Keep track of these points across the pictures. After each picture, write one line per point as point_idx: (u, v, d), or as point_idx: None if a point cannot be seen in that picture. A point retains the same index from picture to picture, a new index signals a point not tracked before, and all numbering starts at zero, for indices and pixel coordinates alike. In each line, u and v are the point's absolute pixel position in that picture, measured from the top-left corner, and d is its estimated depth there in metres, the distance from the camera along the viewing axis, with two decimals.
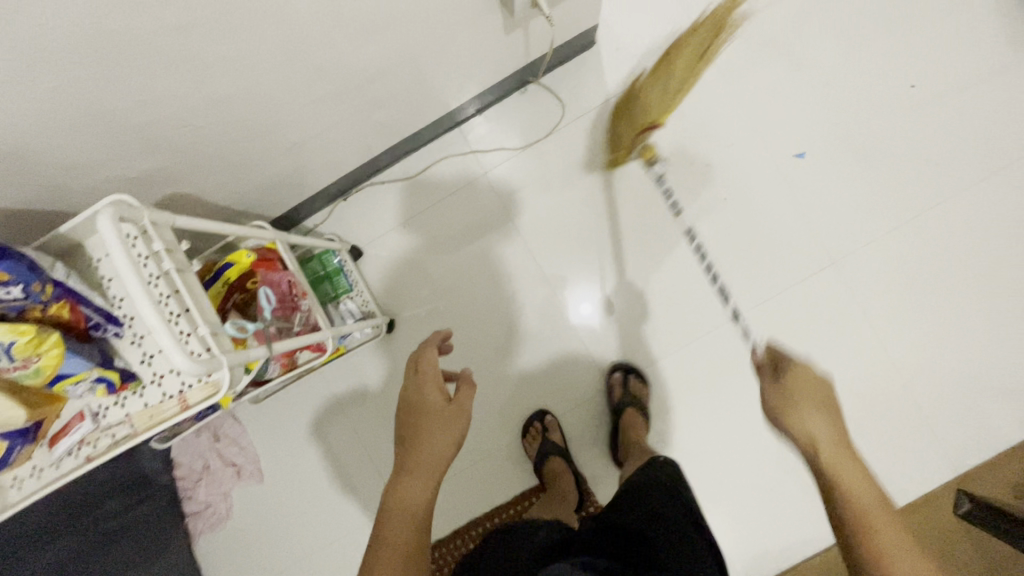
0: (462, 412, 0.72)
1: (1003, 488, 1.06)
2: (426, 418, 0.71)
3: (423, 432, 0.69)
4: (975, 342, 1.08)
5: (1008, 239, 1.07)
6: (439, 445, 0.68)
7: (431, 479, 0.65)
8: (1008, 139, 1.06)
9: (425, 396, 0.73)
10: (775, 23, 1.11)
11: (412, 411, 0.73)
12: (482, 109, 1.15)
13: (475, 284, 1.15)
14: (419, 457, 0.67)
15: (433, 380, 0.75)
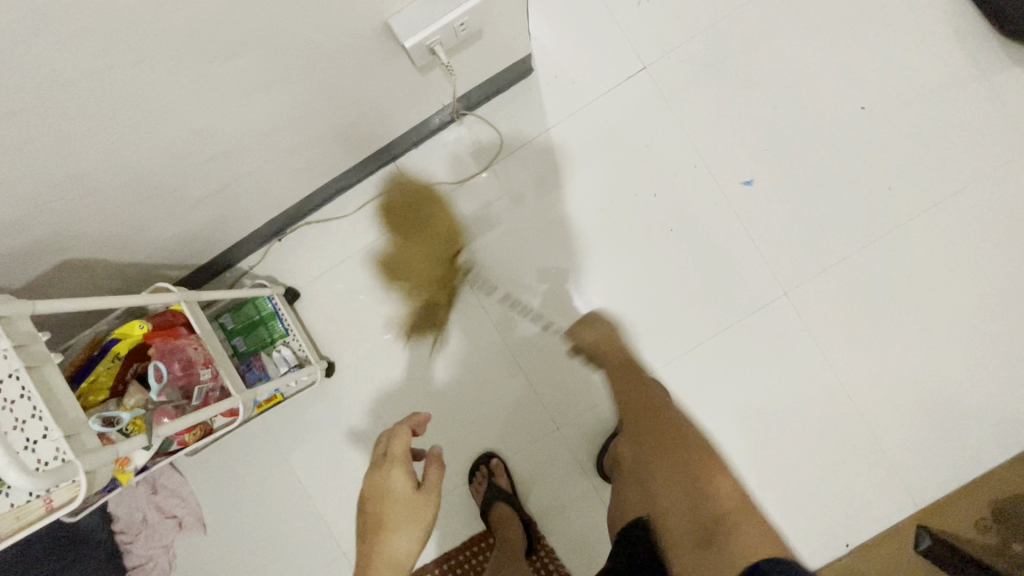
0: (428, 501, 0.70)
1: (966, 521, 1.04)
2: (394, 510, 0.69)
3: (386, 531, 0.67)
4: (932, 372, 1.05)
5: (964, 265, 1.04)
6: (405, 541, 0.67)
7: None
8: (963, 161, 1.03)
9: (391, 487, 0.71)
10: (723, 41, 1.06)
11: (376, 498, 0.70)
12: (461, 112, 1.08)
13: (470, 308, 1.11)
14: (385, 557, 0.66)
15: (401, 465, 0.72)
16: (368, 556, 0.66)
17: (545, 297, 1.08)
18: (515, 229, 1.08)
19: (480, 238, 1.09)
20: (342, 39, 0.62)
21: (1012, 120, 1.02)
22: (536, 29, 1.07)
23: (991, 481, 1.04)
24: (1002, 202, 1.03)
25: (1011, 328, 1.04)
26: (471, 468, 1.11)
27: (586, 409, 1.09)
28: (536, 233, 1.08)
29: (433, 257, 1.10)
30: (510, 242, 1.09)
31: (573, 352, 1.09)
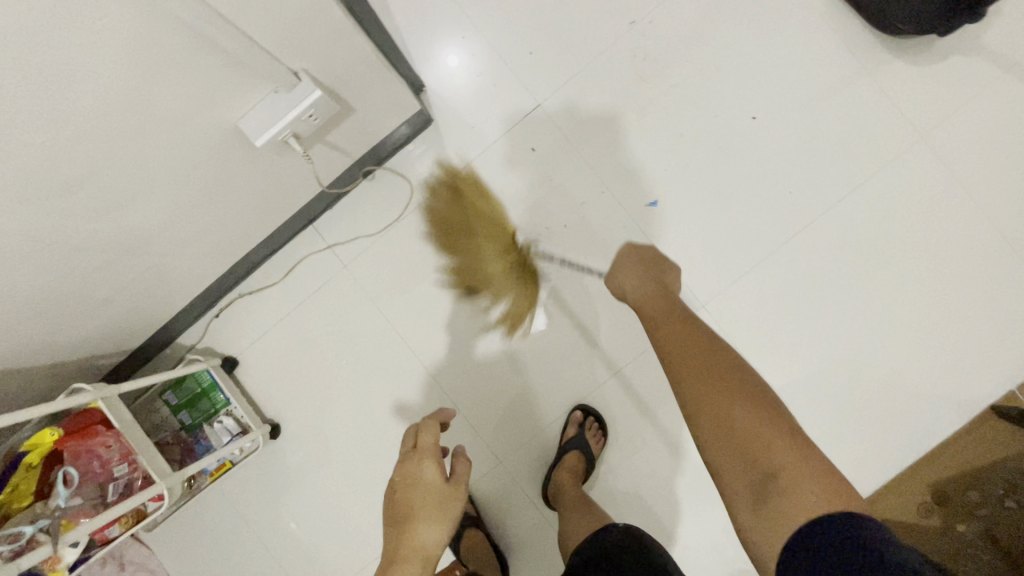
0: (458, 494, 0.70)
1: (909, 508, 1.05)
2: (426, 501, 0.68)
3: (418, 519, 0.67)
4: (856, 364, 1.07)
5: (874, 258, 1.06)
6: (437, 535, 0.66)
7: (425, 572, 0.65)
8: (858, 158, 1.05)
9: (424, 477, 0.70)
10: (613, 70, 1.09)
11: (409, 488, 0.69)
12: (389, 154, 1.12)
13: (456, 315, 1.12)
14: (415, 545, 0.65)
15: (432, 456, 0.72)
16: (398, 543, 0.65)
17: (494, 321, 1.12)
18: (449, 263, 1.12)
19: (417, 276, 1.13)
20: (196, 146, 0.66)
21: (898, 111, 1.04)
22: (431, 83, 1.12)
23: (928, 466, 1.05)
24: (902, 191, 1.05)
25: (927, 312, 1.06)
26: None
27: (541, 431, 1.12)
28: (465, 268, 1.12)
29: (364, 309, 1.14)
30: (447, 277, 1.12)
31: (523, 374, 1.12)
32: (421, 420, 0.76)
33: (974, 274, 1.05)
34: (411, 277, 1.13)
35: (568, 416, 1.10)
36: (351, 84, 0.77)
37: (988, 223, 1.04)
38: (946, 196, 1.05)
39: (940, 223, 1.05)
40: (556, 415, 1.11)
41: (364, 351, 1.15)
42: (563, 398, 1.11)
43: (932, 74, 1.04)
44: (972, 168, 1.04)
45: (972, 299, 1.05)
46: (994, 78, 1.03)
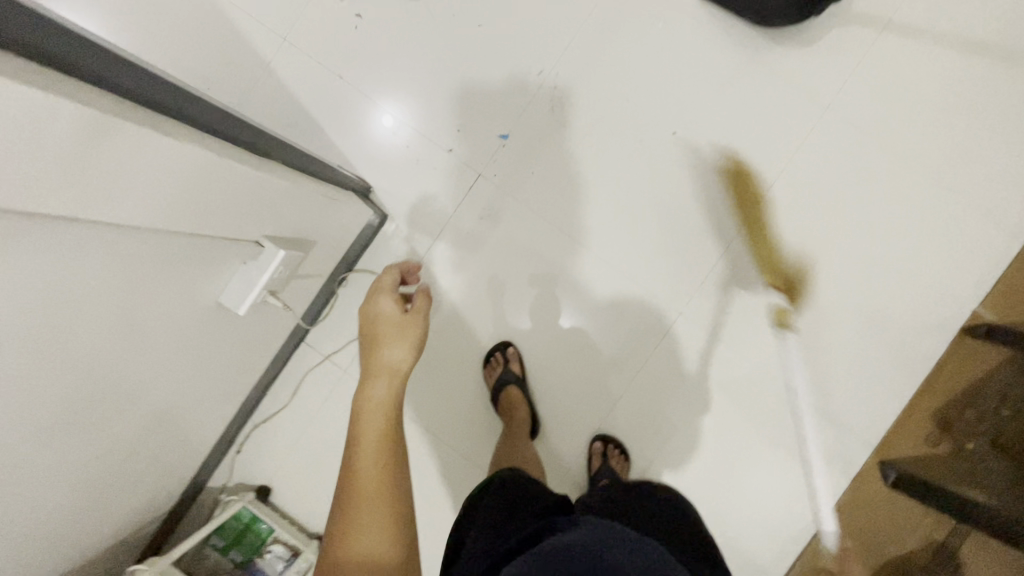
0: (415, 321, 0.80)
1: (918, 442, 1.13)
2: (389, 329, 0.79)
3: (382, 343, 0.77)
4: (831, 326, 1.15)
5: (819, 229, 1.15)
6: (400, 353, 0.76)
7: (392, 383, 0.73)
8: (778, 143, 1.14)
9: (384, 311, 0.81)
10: (536, 123, 1.18)
11: (373, 322, 0.80)
12: (358, 257, 1.19)
13: (467, 382, 1.24)
14: (382, 363, 0.75)
15: (389, 293, 0.82)
16: (369, 367, 0.75)
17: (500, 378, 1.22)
18: (446, 340, 1.23)
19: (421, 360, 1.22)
20: (189, 329, 0.72)
21: (800, 91, 1.14)
22: (377, 182, 1.19)
23: (924, 399, 1.13)
24: (824, 163, 1.14)
25: (880, 262, 1.14)
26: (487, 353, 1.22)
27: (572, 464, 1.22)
28: (463, 340, 1.23)
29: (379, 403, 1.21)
30: (449, 353, 1.23)
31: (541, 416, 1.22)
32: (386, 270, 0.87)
33: (909, 216, 1.14)
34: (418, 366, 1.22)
35: (590, 445, 1.21)
36: (308, 222, 0.84)
37: (908, 168, 1.13)
38: (864, 155, 1.14)
39: (866, 179, 1.14)
40: (582, 446, 1.21)
41: None
42: (571, 412, 1.22)
43: (818, 50, 1.13)
44: (879, 124, 1.13)
45: (916, 239, 1.13)
46: (873, 39, 1.12)
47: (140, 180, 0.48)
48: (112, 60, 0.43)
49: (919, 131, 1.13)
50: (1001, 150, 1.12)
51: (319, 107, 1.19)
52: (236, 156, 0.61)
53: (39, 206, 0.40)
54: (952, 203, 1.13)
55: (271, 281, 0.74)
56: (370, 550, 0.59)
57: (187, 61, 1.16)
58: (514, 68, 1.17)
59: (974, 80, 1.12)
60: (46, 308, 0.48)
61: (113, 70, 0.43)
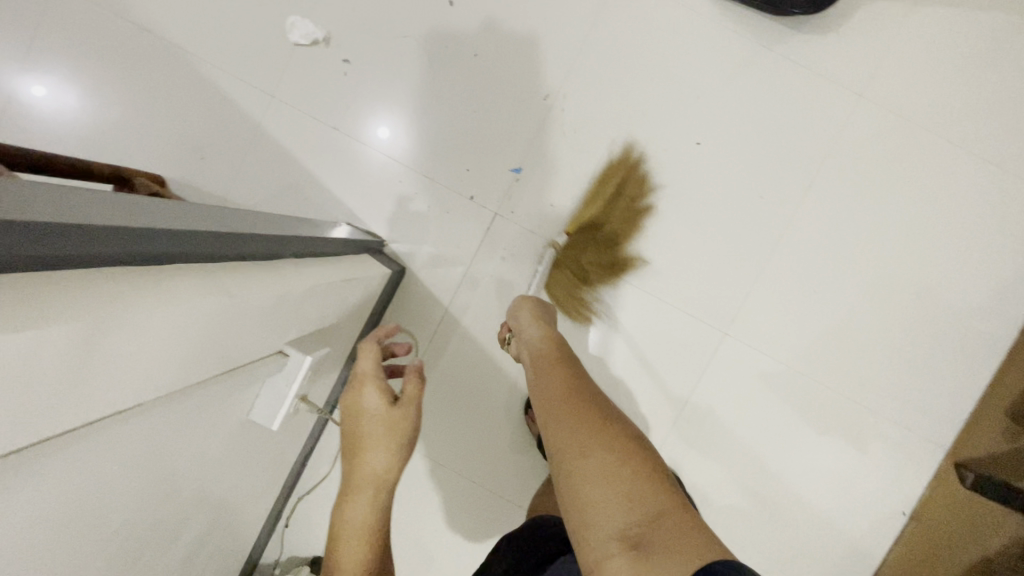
0: (403, 416, 0.76)
1: (998, 439, 1.05)
2: (373, 427, 0.75)
3: (366, 447, 0.73)
4: (888, 327, 1.09)
5: (864, 225, 1.07)
6: (383, 460, 0.73)
7: (376, 495, 0.72)
8: (813, 140, 1.06)
9: (368, 404, 0.76)
10: (551, 151, 1.10)
11: (355, 416, 0.76)
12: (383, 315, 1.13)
13: (509, 429, 1.17)
14: (365, 474, 0.73)
15: (374, 384, 0.77)
16: (353, 474, 0.73)
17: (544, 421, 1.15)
18: (481, 387, 1.16)
19: (460, 410, 1.16)
20: (222, 452, 0.68)
21: (829, 80, 1.05)
22: (390, 234, 1.13)
23: (994, 393, 1.07)
24: (863, 153, 1.06)
25: (932, 252, 1.07)
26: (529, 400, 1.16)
27: None
28: (500, 385, 1.16)
29: (424, 460, 1.17)
30: (486, 400, 1.16)
31: None
32: (364, 350, 0.83)
33: (958, 200, 1.06)
34: (458, 418, 1.16)
35: None
36: (326, 311, 0.77)
37: (953, 149, 1.06)
38: (907, 139, 1.06)
39: (911, 168, 1.06)
40: None
41: (440, 499, 1.17)
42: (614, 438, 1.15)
43: (846, 34, 1.04)
44: (919, 104, 1.05)
45: (968, 223, 1.06)
46: (906, 14, 1.03)
47: (130, 357, 0.42)
48: (47, 229, 0.35)
49: (962, 107, 1.05)
50: None
51: (321, 163, 1.12)
52: (221, 281, 0.53)
53: (25, 428, 0.35)
54: (1002, 180, 1.06)
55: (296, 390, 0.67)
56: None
57: (183, 134, 1.12)
58: (516, 96, 1.10)
59: (1016, 48, 1.03)
60: (61, 514, 0.42)
61: (53, 240, 0.35)
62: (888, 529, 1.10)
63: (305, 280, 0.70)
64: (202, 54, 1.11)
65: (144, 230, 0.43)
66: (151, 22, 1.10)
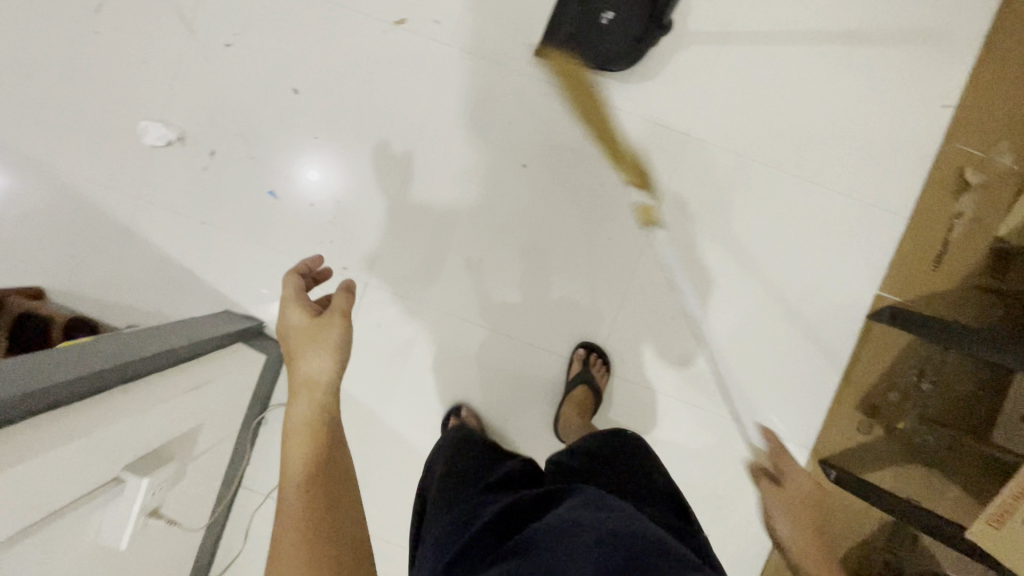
0: (331, 322, 0.71)
1: (854, 432, 1.14)
2: (301, 338, 0.71)
3: (299, 357, 0.71)
4: (751, 344, 1.13)
5: (717, 248, 1.11)
6: (318, 363, 0.70)
7: (316, 397, 0.69)
8: (651, 179, 1.12)
9: (292, 321, 0.73)
10: (407, 214, 1.14)
11: (286, 336, 0.73)
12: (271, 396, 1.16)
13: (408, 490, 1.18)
14: (300, 380, 0.70)
15: (297, 302, 0.74)
16: (291, 384, 0.70)
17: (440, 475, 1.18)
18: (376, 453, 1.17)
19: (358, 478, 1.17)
20: None
21: (657, 122, 1.11)
22: (266, 316, 1.16)
23: (850, 391, 1.13)
24: (704, 183, 1.11)
25: (779, 268, 1.12)
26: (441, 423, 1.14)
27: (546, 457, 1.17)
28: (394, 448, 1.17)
29: None
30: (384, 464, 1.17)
31: None
32: (286, 276, 0.78)
33: (795, 217, 1.11)
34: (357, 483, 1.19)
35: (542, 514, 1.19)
36: (188, 416, 0.85)
37: (783, 170, 1.11)
38: (739, 166, 1.11)
39: (747, 193, 1.11)
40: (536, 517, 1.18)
41: None
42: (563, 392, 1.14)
43: (667, 79, 1.10)
44: (745, 133, 1.11)
45: (808, 237, 1.12)
46: (718, 54, 1.10)
47: None
48: None
49: (784, 130, 1.11)
50: (869, 132, 1.10)
51: (192, 256, 1.15)
52: (27, 436, 0.60)
53: None
54: (834, 191, 1.11)
55: (137, 504, 0.73)
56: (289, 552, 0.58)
57: (54, 244, 1.15)
58: (382, 152, 1.13)
59: (825, 70, 1.10)
60: None
61: None
62: (770, 533, 1.15)
63: (165, 395, 0.81)
64: (60, 164, 1.14)
65: (34, 393, 0.63)
66: (12, 141, 1.13)
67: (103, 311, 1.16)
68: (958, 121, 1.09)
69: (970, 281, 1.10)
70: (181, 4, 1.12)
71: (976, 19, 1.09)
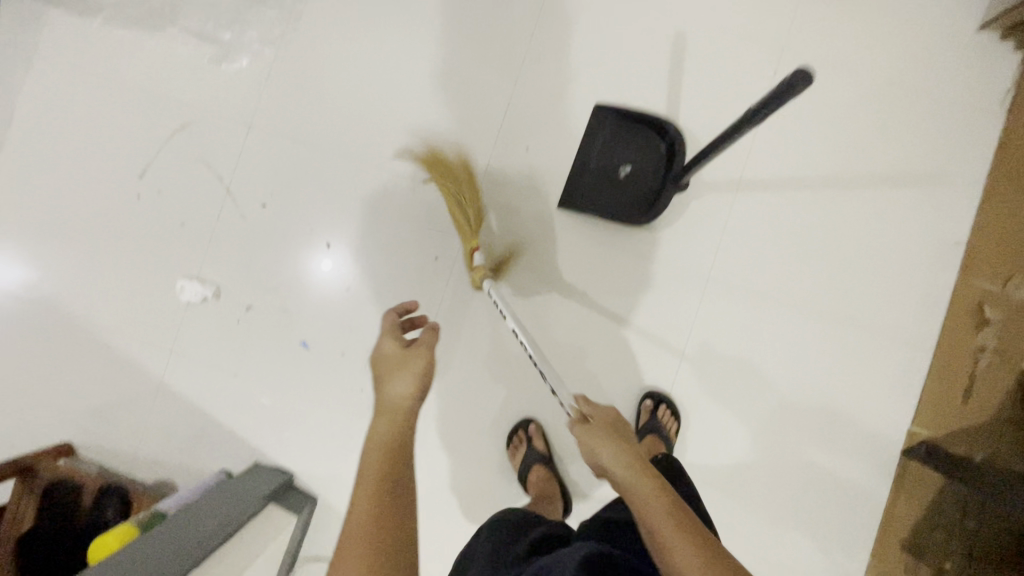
0: (419, 352, 0.74)
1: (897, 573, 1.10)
2: (392, 363, 0.74)
3: (389, 377, 0.71)
4: (783, 481, 1.13)
5: (738, 388, 1.14)
6: (404, 386, 0.70)
7: (396, 420, 0.67)
8: (672, 322, 1.15)
9: (383, 348, 0.77)
10: (439, 359, 1.15)
11: (375, 361, 0.76)
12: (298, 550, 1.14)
13: None
14: (387, 399, 0.69)
15: (390, 334, 0.79)
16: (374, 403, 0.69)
17: None
18: None
19: None
20: None
21: (679, 266, 1.15)
22: (292, 467, 1.15)
23: (889, 529, 1.11)
24: (727, 322, 1.15)
25: (804, 402, 1.14)
26: (508, 435, 1.15)
27: None
28: None
29: None
30: None
31: None
32: (384, 314, 0.84)
33: (817, 352, 1.14)
34: None
35: None
36: None
37: (803, 306, 1.14)
38: (758, 306, 1.15)
39: (769, 331, 1.14)
40: None
41: None
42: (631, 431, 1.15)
43: (687, 226, 1.15)
44: (762, 274, 1.15)
45: (833, 372, 1.13)
46: (732, 202, 1.15)
47: None
48: None
49: (801, 270, 1.14)
50: (882, 270, 1.14)
51: (221, 406, 1.15)
52: None
53: None
54: (856, 326, 1.14)
55: None
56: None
57: (86, 397, 1.16)
58: (413, 281, 1.16)
59: (835, 213, 1.15)
60: None
61: None
62: None
63: None
64: (96, 320, 1.17)
65: None
66: (53, 299, 1.17)
67: (131, 462, 1.16)
68: (968, 258, 1.14)
69: (1006, 415, 1.10)
70: (220, 166, 1.18)
71: (978, 162, 1.15)
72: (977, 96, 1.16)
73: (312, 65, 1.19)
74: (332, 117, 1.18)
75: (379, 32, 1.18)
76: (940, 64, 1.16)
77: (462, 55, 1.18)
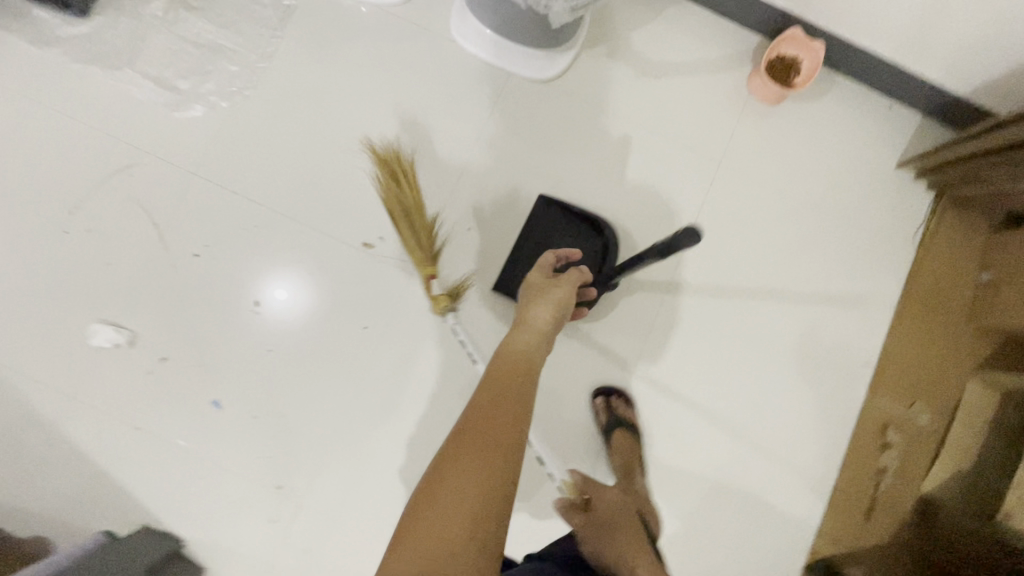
0: (561, 287, 0.92)
1: None
2: (541, 288, 0.93)
3: (526, 314, 0.88)
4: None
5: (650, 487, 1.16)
6: (542, 314, 0.88)
7: (536, 340, 0.85)
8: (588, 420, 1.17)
9: (533, 280, 0.95)
10: (355, 433, 1.13)
11: (527, 289, 0.94)
12: None
13: None
14: (532, 320, 0.87)
15: (540, 269, 0.98)
16: (519, 315, 0.89)
17: None
18: None
19: None
20: None
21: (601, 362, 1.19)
22: (187, 534, 1.09)
23: None
24: (645, 419, 1.18)
25: (711, 507, 1.16)
26: None
27: None
28: None
29: None
30: None
31: None
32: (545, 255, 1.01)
33: (727, 458, 1.17)
34: None
35: None
36: None
37: (717, 412, 1.18)
38: (676, 409, 1.19)
39: (683, 433, 1.18)
40: None
41: None
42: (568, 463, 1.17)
43: (613, 324, 1.19)
44: (683, 377, 1.19)
45: (741, 480, 1.17)
46: (659, 305, 1.20)
47: None
48: None
49: (721, 378, 1.19)
50: (794, 384, 1.19)
51: (118, 460, 1.09)
52: None
53: None
54: (767, 438, 1.18)
55: None
56: (478, 480, 0.61)
57: None
58: (339, 351, 1.15)
59: (754, 325, 1.21)
60: None
61: None
62: None
63: None
64: None
65: None
66: None
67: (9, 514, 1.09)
68: (877, 381, 1.19)
69: (896, 540, 1.15)
70: (157, 214, 1.16)
71: (892, 290, 1.22)
72: (895, 228, 1.23)
73: (267, 125, 1.20)
74: (280, 177, 1.18)
75: (337, 104, 1.21)
76: (863, 195, 1.24)
77: (416, 133, 1.21)
